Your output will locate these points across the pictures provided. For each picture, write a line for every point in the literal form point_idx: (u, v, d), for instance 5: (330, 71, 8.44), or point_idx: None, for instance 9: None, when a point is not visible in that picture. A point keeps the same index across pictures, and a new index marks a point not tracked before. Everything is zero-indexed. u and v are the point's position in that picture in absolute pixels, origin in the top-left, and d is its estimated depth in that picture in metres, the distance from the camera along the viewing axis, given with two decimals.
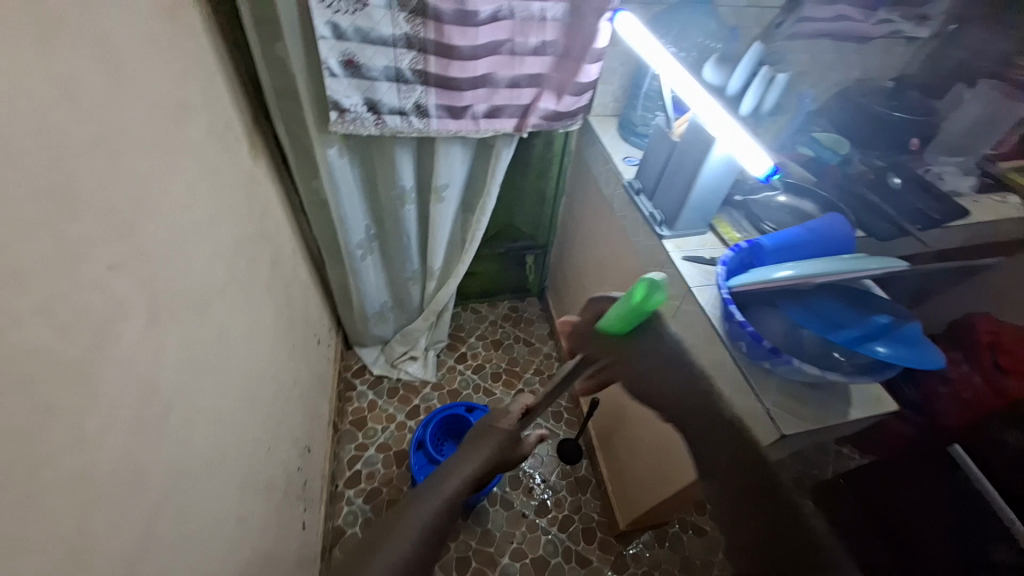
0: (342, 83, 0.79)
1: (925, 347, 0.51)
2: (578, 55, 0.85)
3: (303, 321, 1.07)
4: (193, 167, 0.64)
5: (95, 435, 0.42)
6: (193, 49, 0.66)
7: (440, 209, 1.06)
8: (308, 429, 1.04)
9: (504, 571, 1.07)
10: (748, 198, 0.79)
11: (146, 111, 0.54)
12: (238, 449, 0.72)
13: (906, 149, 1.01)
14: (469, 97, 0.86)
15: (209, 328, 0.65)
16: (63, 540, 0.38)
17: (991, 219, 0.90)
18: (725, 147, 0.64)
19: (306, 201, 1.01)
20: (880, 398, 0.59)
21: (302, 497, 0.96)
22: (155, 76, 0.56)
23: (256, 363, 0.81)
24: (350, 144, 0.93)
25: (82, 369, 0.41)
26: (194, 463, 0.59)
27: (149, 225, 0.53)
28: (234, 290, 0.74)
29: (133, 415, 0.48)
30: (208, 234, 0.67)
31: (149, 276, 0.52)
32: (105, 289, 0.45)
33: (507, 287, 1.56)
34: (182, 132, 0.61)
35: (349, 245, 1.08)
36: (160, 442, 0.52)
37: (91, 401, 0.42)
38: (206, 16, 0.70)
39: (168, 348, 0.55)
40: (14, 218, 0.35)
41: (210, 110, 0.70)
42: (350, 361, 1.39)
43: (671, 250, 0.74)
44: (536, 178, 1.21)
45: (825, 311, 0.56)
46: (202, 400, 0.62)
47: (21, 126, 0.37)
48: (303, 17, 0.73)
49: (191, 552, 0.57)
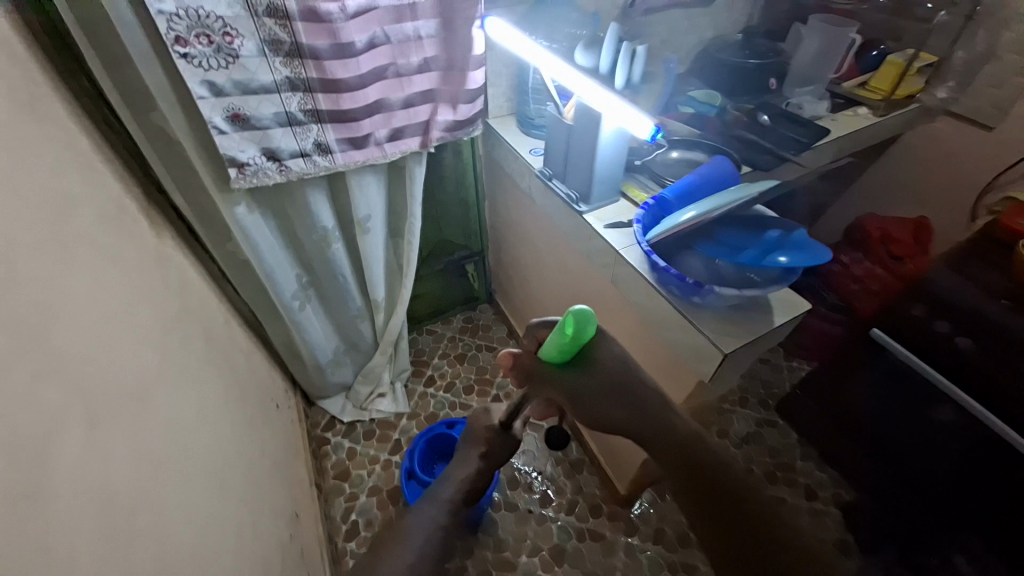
0: (233, 138, 0.77)
1: (816, 246, 0.57)
2: (461, 65, 0.89)
3: (254, 389, 1.02)
4: (93, 256, 0.60)
5: (61, 551, 0.40)
6: (64, 137, 0.62)
7: (368, 240, 1.06)
8: (289, 495, 0.99)
9: (525, 570, 1.08)
10: (647, 160, 0.85)
11: (28, 209, 0.51)
12: (220, 534, 0.68)
13: (768, 89, 1.14)
14: (367, 126, 0.87)
15: (156, 417, 0.62)
16: None
17: (846, 131, 1.03)
18: (612, 120, 0.70)
19: (226, 266, 0.97)
20: (796, 300, 0.66)
21: (301, 565, 0.91)
22: (30, 170, 0.53)
23: (217, 442, 0.77)
24: (258, 198, 0.90)
25: (29, 486, 0.39)
26: (177, 557, 0.56)
27: (64, 324, 0.50)
28: (172, 373, 0.70)
29: (95, 522, 0.45)
30: (128, 321, 0.63)
31: (76, 376, 0.49)
32: (33, 399, 0.42)
33: (457, 301, 1.57)
34: (73, 223, 0.58)
35: (284, 300, 1.05)
36: (132, 541, 0.49)
37: (47, 516, 0.39)
38: (66, 101, 0.66)
39: (117, 447, 0.52)
40: None
41: (97, 194, 0.66)
42: (316, 417, 1.34)
43: (593, 222, 0.79)
44: (456, 189, 1.23)
45: (731, 239, 0.63)
46: (169, 491, 0.59)
47: None
48: (174, 82, 0.71)
49: None
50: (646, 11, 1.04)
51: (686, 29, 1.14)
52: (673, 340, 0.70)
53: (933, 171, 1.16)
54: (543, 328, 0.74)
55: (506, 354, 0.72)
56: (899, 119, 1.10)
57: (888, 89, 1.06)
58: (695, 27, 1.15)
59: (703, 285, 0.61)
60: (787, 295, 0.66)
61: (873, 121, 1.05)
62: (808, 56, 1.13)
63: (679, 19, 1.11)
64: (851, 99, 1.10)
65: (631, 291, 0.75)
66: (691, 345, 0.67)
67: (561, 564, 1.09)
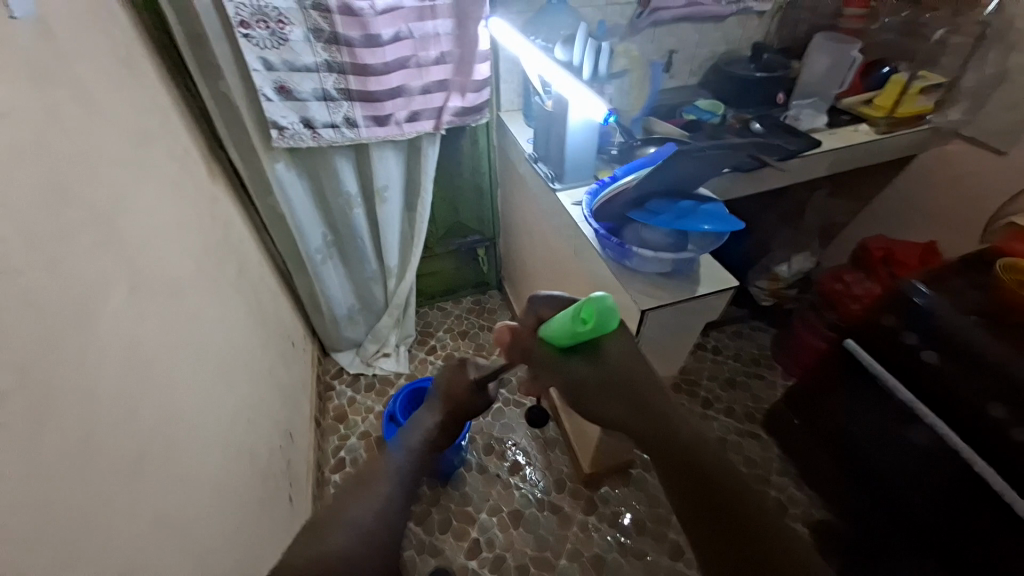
0: (278, 106, 0.96)
1: (728, 217, 0.64)
2: (470, 59, 1.03)
3: (275, 323, 1.20)
4: (158, 179, 0.79)
5: (91, 364, 0.56)
6: (150, 90, 0.83)
7: (385, 208, 1.21)
8: (288, 417, 1.15)
9: (482, 525, 1.17)
10: (624, 150, 0.94)
11: (114, 133, 0.69)
12: (220, 416, 0.84)
13: (775, 103, 1.19)
14: (389, 106, 1.03)
15: (184, 308, 0.79)
16: (72, 428, 0.51)
17: (842, 144, 1.06)
18: (577, 108, 0.80)
19: (266, 217, 1.17)
20: (725, 276, 0.72)
21: (286, 474, 1.06)
22: (121, 109, 0.72)
23: (231, 348, 0.93)
24: (295, 159, 1.09)
25: (78, 312, 0.56)
26: (178, 413, 0.72)
27: (126, 219, 0.69)
28: (204, 283, 0.87)
29: (120, 358, 0.61)
30: (177, 233, 0.82)
31: (128, 256, 0.67)
32: (92, 259, 0.60)
33: (468, 283, 1.70)
34: (147, 151, 0.77)
35: (308, 252, 1.23)
36: (146, 383, 0.65)
37: (88, 337, 0.56)
38: (156, 64, 0.87)
39: (149, 316, 0.69)
40: (26, 199, 0.51)
41: (170, 136, 0.86)
42: (328, 366, 1.51)
43: (563, 200, 0.87)
44: (472, 175, 1.37)
45: (659, 207, 0.67)
46: (183, 363, 0.75)
47: (29, 140, 0.53)
48: (236, 56, 0.90)
49: (180, 480, 0.69)
50: (653, 23, 1.13)
51: (697, 42, 1.20)
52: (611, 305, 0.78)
53: (945, 195, 1.16)
54: (548, 304, 0.71)
55: (503, 326, 0.70)
56: (905, 139, 1.11)
57: (890, 106, 1.08)
58: (707, 40, 1.21)
59: (626, 246, 0.69)
60: (717, 270, 0.72)
61: (874, 137, 1.08)
62: (817, 72, 1.16)
63: (690, 31, 1.18)
64: (857, 116, 1.12)
65: (587, 261, 0.83)
66: (622, 306, 0.73)
67: (517, 527, 1.16)
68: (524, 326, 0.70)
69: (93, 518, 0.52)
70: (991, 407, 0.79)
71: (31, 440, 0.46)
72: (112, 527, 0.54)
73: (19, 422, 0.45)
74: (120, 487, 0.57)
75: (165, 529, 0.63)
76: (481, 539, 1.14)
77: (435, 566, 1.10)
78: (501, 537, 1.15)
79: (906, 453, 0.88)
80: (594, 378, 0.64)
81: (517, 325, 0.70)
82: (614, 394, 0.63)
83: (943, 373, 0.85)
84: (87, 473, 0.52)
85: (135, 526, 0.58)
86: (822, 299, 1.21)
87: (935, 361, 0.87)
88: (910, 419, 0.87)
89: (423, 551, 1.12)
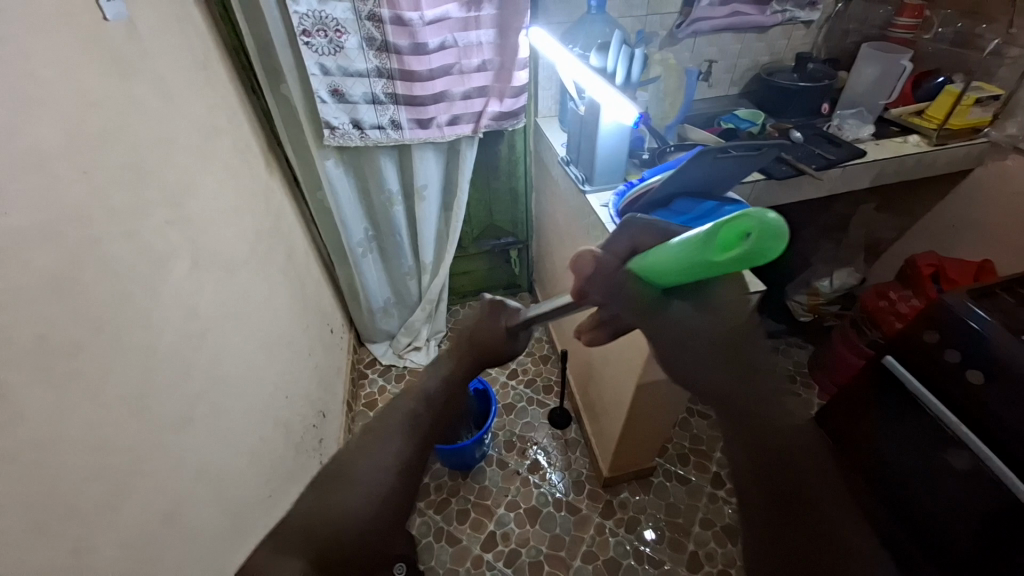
0: (331, 108, 1.04)
1: None
2: (509, 66, 1.08)
3: (317, 310, 1.28)
4: (221, 169, 0.88)
5: (155, 326, 0.64)
6: (221, 91, 0.93)
7: (423, 207, 1.28)
8: (322, 398, 1.22)
9: (499, 519, 1.19)
10: (654, 155, 0.96)
11: (187, 126, 0.78)
12: (261, 388, 0.91)
13: (820, 113, 1.17)
14: (432, 110, 1.09)
15: (236, 286, 0.87)
16: (135, 380, 0.59)
17: (888, 155, 1.03)
18: (609, 113, 0.82)
19: (314, 211, 1.26)
20: (752, 281, 0.72)
21: (317, 450, 1.13)
22: (194, 105, 0.82)
23: (275, 328, 1.01)
24: (344, 158, 1.17)
25: (147, 280, 0.64)
26: (225, 378, 0.79)
27: (193, 203, 0.77)
28: (255, 265, 0.95)
29: (179, 323, 0.69)
30: (234, 219, 0.90)
31: (192, 235, 0.75)
32: (161, 235, 0.68)
33: (500, 284, 1.74)
34: (214, 144, 0.86)
35: (351, 245, 1.31)
36: (198, 348, 0.73)
37: (154, 302, 0.64)
38: (228, 68, 0.97)
39: (206, 289, 0.77)
40: (112, 180, 0.59)
41: (235, 132, 0.95)
42: (362, 355, 1.59)
43: (592, 201, 0.90)
44: (507, 177, 1.41)
45: (685, 206, 0.67)
46: (231, 335, 0.83)
47: (116, 129, 0.61)
48: (297, 62, 0.99)
49: (222, 440, 0.76)
50: (694, 33, 1.14)
51: (738, 51, 1.20)
52: None
53: (1005, 212, 1.09)
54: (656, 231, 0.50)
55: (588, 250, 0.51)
56: (958, 151, 1.06)
57: (943, 118, 1.03)
58: (749, 50, 1.21)
59: None
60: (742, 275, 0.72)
61: (924, 148, 1.04)
62: (864, 83, 1.14)
63: (731, 41, 1.18)
64: (905, 126, 1.09)
65: None
66: None
67: (533, 524, 1.18)
68: (613, 255, 0.50)
69: (144, 460, 0.59)
70: None
71: (99, 384, 0.53)
72: (160, 471, 0.61)
73: (91, 368, 0.52)
74: (170, 436, 0.64)
75: (205, 481, 0.70)
76: (497, 532, 1.16)
77: (451, 555, 1.13)
78: (517, 532, 1.16)
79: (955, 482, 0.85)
80: (696, 324, 0.44)
81: (604, 253, 0.51)
82: (696, 338, 0.44)
83: (981, 394, 0.82)
84: (143, 419, 0.59)
85: (179, 474, 0.65)
86: (864, 315, 1.21)
87: (978, 381, 0.82)
88: (951, 440, 0.86)
89: (440, 538, 1.16)
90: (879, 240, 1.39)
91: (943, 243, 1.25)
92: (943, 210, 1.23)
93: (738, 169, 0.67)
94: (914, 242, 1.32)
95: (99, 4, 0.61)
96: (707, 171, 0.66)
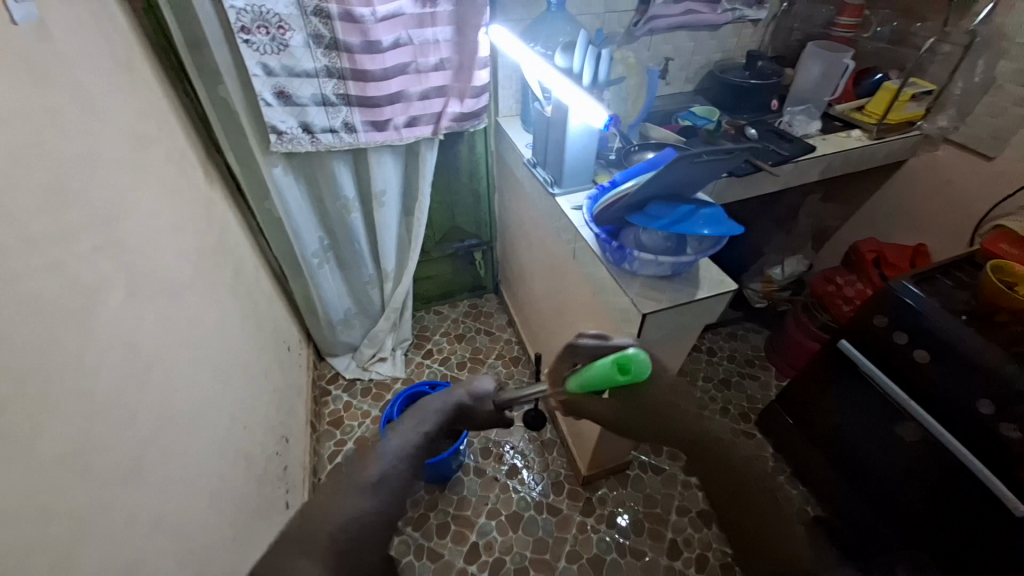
0: (277, 111, 0.96)
1: (728, 221, 0.63)
2: (469, 65, 1.03)
3: (271, 327, 1.19)
4: (155, 183, 0.79)
5: (91, 368, 0.56)
6: (149, 96, 0.83)
7: (382, 212, 1.22)
8: (284, 421, 1.14)
9: (481, 529, 1.16)
10: (620, 155, 0.95)
11: (112, 135, 0.69)
12: (217, 421, 0.83)
13: (769, 109, 1.22)
14: (388, 111, 1.03)
15: (181, 312, 0.78)
16: (69, 436, 0.51)
17: (835, 149, 1.08)
18: (578, 115, 0.80)
19: (263, 222, 1.17)
20: (726, 280, 0.70)
21: (283, 479, 1.05)
22: (119, 113, 0.72)
23: (228, 351, 0.92)
24: (294, 164, 1.09)
25: (76, 316, 0.55)
26: (176, 416, 0.71)
27: (124, 223, 0.68)
28: (201, 287, 0.87)
29: (118, 362, 0.61)
30: (174, 237, 0.81)
31: (126, 260, 0.67)
32: (91, 263, 0.59)
33: (465, 287, 1.71)
34: (144, 155, 0.77)
35: (305, 256, 1.23)
36: (144, 389, 0.65)
37: (87, 342, 0.56)
38: (154, 67, 0.87)
39: (146, 318, 0.69)
40: (27, 203, 0.51)
41: (168, 140, 0.86)
42: (323, 370, 1.51)
43: (563, 203, 0.88)
44: (469, 178, 1.37)
45: (658, 211, 0.67)
46: (178, 368, 0.74)
47: (28, 142, 0.52)
48: (237, 61, 0.90)
49: (177, 485, 0.68)
50: (651, 31, 1.14)
51: (692, 49, 1.23)
52: (611, 307, 0.78)
53: (936, 200, 1.18)
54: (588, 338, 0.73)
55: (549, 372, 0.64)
56: (894, 145, 1.14)
57: (881, 114, 1.10)
58: (702, 48, 1.24)
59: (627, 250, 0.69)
60: (718, 274, 0.71)
61: (865, 142, 1.11)
62: (807, 82, 1.21)
63: (685, 39, 1.21)
64: (847, 121, 1.16)
65: (586, 263, 0.84)
66: (622, 308, 0.73)
67: (516, 530, 1.16)
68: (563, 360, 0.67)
69: (88, 526, 0.51)
70: (980, 405, 0.81)
71: (28, 446, 0.45)
72: (110, 534, 0.54)
73: (16, 427, 0.45)
74: (118, 490, 0.56)
75: (162, 533, 0.63)
76: (480, 543, 1.13)
77: (434, 571, 1.09)
78: (500, 540, 1.14)
79: (908, 454, 0.94)
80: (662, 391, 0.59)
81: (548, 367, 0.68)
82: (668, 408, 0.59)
83: (930, 372, 0.88)
84: (85, 477, 0.52)
85: (133, 531, 0.58)
86: (814, 301, 1.29)
87: (925, 360, 0.89)
88: (903, 414, 0.93)
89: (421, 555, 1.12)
90: (825, 228, 1.48)
91: (881, 229, 1.34)
92: (880, 199, 1.32)
93: (710, 170, 0.66)
94: (855, 229, 1.41)
95: (7, 6, 0.52)
96: (682, 173, 0.64)
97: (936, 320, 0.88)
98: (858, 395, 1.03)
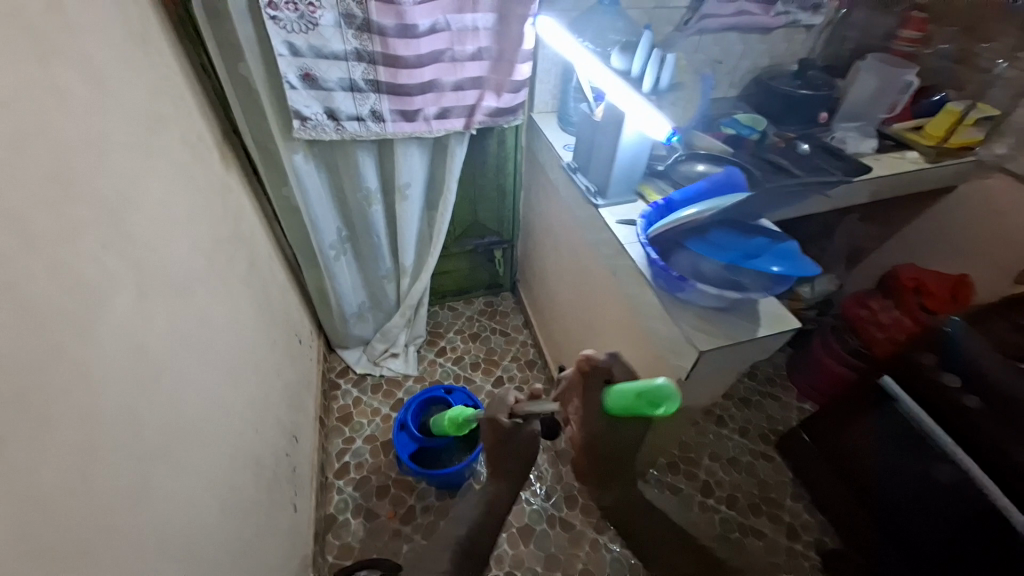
0: (302, 94, 0.89)
1: (803, 260, 0.59)
2: (509, 57, 0.96)
3: (284, 320, 1.14)
4: (169, 170, 0.73)
5: (97, 381, 0.51)
6: (165, 72, 0.76)
7: (405, 206, 1.16)
8: (293, 419, 1.10)
9: (491, 541, 1.13)
10: (669, 167, 0.89)
11: (125, 118, 0.63)
12: (227, 426, 0.78)
13: (817, 122, 1.13)
14: (419, 101, 0.97)
15: (193, 310, 0.73)
16: (71, 462, 0.46)
17: (888, 171, 1.02)
18: (634, 122, 0.74)
19: (279, 209, 1.10)
20: (787, 317, 0.66)
21: (291, 481, 1.02)
22: (132, 92, 0.66)
23: (240, 350, 0.88)
24: (315, 151, 1.02)
25: (82, 326, 0.50)
26: (185, 426, 0.66)
27: (134, 215, 0.62)
28: (215, 282, 0.82)
29: (125, 370, 0.56)
30: (188, 228, 0.76)
31: (135, 257, 0.61)
32: (99, 262, 0.54)
33: (481, 284, 1.65)
34: (158, 138, 0.71)
35: (322, 247, 1.17)
36: (153, 398, 0.60)
37: (92, 353, 0.51)
38: (171, 39, 0.80)
39: (156, 320, 0.64)
40: (28, 198, 0.45)
41: (183, 122, 0.79)
42: (333, 363, 1.46)
43: (607, 215, 0.82)
44: (495, 174, 1.31)
45: (723, 241, 0.63)
46: (188, 373, 0.69)
47: (30, 126, 0.46)
48: (261, 38, 0.84)
49: (185, 501, 0.64)
50: (701, 31, 1.08)
51: (742, 52, 1.16)
52: (655, 335, 0.72)
53: (989, 229, 1.12)
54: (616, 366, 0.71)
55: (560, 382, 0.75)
56: (949, 171, 1.06)
57: (942, 135, 1.04)
58: (752, 51, 1.17)
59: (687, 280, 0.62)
60: (776, 309, 0.66)
61: (921, 166, 1.04)
62: (863, 95, 1.13)
63: (736, 41, 1.14)
64: (903, 143, 1.09)
65: (627, 283, 0.78)
66: (670, 338, 0.68)
67: (527, 544, 1.13)
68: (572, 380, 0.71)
69: (95, 558, 0.47)
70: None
71: (28, 477, 0.41)
72: (116, 565, 0.49)
73: (15, 457, 0.40)
74: (124, 515, 0.52)
75: (170, 554, 0.59)
76: (490, 556, 1.10)
77: None
78: (511, 554, 1.11)
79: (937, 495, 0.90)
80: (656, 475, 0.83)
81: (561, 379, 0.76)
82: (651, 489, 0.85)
83: (973, 417, 0.87)
84: (90, 506, 0.47)
85: (139, 557, 0.53)
86: (843, 322, 1.23)
87: (976, 405, 0.87)
88: (939, 455, 0.91)
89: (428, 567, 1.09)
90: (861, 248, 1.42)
91: None
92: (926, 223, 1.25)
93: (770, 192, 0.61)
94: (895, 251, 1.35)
95: None
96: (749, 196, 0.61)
97: (975, 352, 0.89)
98: (891, 433, 1.02)
